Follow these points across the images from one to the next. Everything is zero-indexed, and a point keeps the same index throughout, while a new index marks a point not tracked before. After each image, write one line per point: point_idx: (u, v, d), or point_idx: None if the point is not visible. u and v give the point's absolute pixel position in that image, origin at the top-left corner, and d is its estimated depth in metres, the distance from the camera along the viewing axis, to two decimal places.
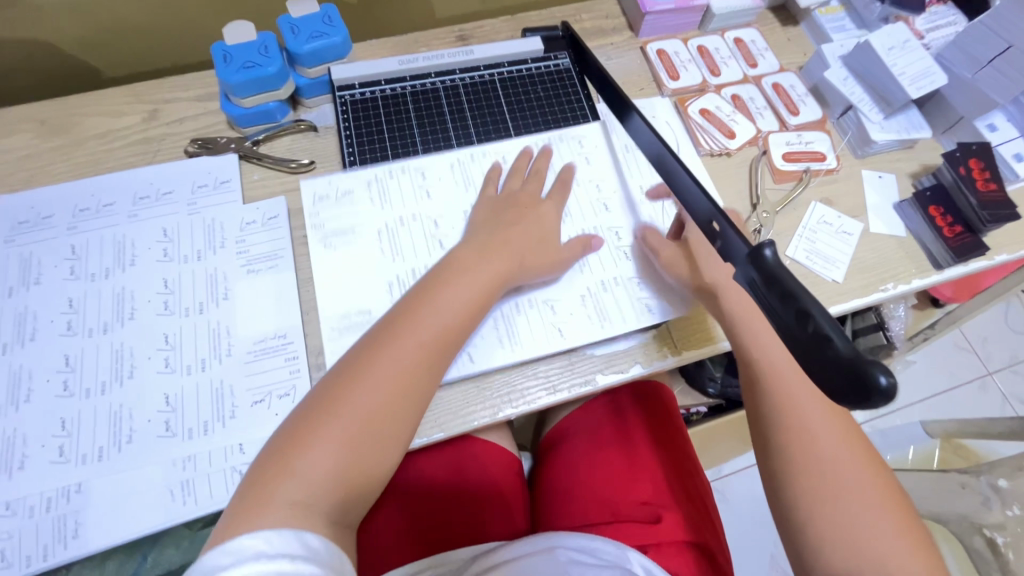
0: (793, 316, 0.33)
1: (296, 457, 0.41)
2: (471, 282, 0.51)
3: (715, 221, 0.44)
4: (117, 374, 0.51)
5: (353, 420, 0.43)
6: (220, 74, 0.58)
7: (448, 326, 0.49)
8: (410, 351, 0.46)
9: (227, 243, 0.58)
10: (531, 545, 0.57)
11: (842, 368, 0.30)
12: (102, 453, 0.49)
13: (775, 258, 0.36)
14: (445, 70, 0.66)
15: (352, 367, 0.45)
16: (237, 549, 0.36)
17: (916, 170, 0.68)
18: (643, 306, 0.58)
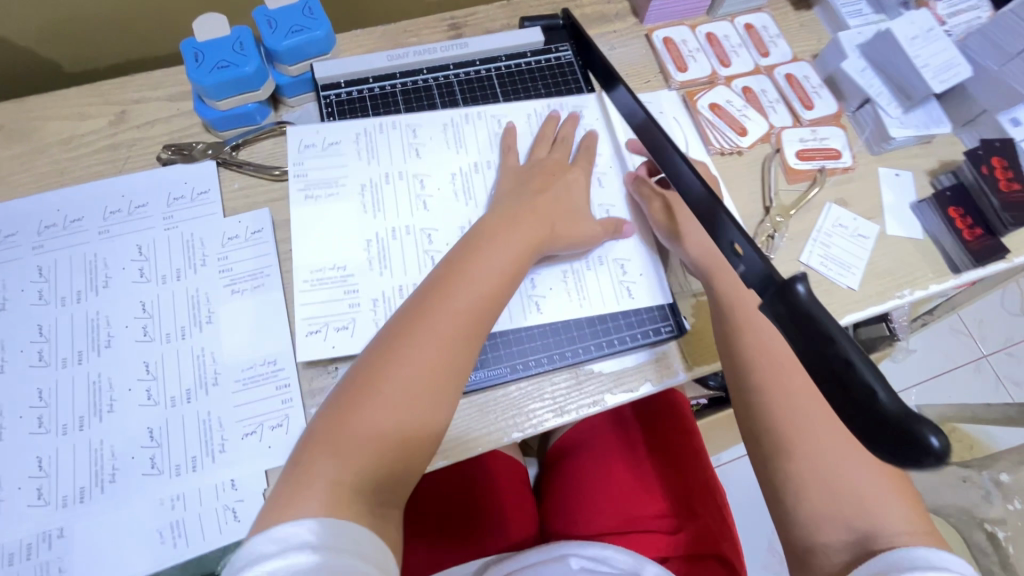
0: (832, 363, 0.30)
1: (338, 436, 0.41)
2: (505, 249, 0.50)
3: (737, 243, 0.40)
4: (95, 409, 0.48)
5: (391, 399, 0.43)
6: (191, 76, 0.53)
7: (485, 293, 0.48)
8: (448, 321, 0.46)
9: (208, 260, 0.53)
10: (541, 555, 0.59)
11: (890, 426, 0.28)
12: (84, 494, 0.46)
13: (809, 294, 0.33)
14: (438, 65, 0.62)
15: (392, 337, 0.45)
16: (283, 538, 0.35)
17: (935, 167, 0.65)
18: (624, 288, 0.56)
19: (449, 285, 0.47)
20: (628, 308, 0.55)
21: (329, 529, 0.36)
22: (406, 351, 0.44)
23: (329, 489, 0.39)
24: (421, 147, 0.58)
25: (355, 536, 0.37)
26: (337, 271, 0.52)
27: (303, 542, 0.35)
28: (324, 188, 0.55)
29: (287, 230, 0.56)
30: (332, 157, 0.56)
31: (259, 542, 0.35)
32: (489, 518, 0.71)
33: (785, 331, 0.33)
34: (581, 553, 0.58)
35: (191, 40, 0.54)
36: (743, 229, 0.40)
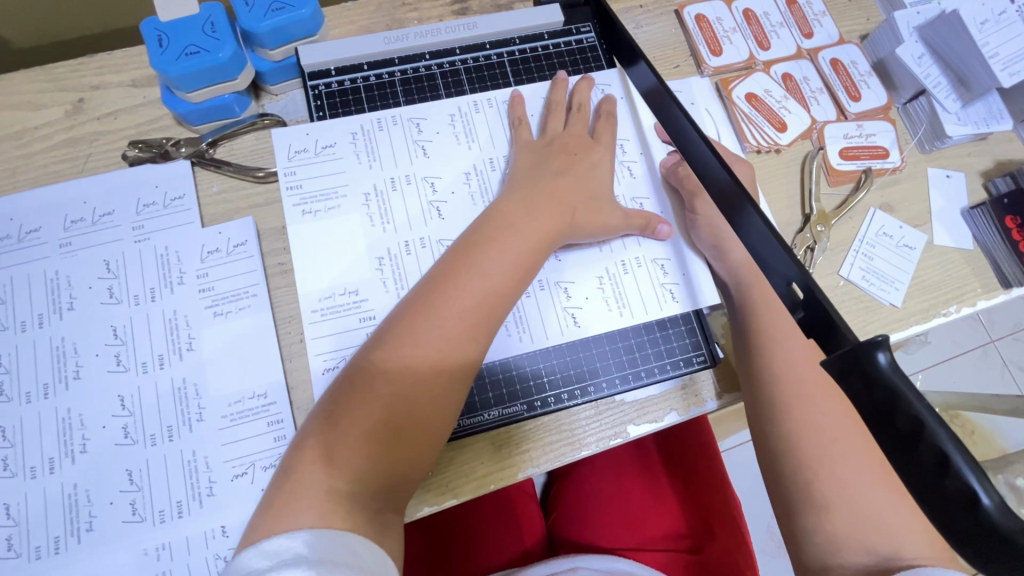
0: (923, 457, 0.26)
1: (333, 439, 0.37)
2: (517, 241, 0.43)
3: (794, 282, 0.35)
4: (66, 449, 0.43)
5: (393, 398, 0.38)
6: (156, 63, 0.45)
7: (494, 291, 0.42)
8: (453, 323, 0.40)
9: (186, 278, 0.48)
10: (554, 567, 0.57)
11: (996, 538, 0.24)
12: (59, 544, 0.42)
13: (892, 365, 0.28)
14: (442, 50, 0.54)
15: (389, 339, 0.40)
16: (275, 551, 0.32)
17: (989, 168, 0.59)
18: (666, 293, 0.50)
19: (458, 272, 0.42)
20: (656, 336, 0.50)
21: (325, 540, 0.33)
22: (411, 345, 0.39)
23: (323, 499, 0.35)
24: (427, 147, 0.51)
25: (355, 548, 0.34)
26: (349, 297, 0.46)
27: (296, 555, 0.32)
28: (322, 201, 0.48)
29: (274, 240, 0.50)
30: (325, 163, 0.49)
31: (249, 556, 0.32)
32: (500, 533, 0.66)
33: (859, 406, 0.29)
34: (591, 565, 0.56)
35: (153, 20, 0.46)
36: (802, 265, 0.34)
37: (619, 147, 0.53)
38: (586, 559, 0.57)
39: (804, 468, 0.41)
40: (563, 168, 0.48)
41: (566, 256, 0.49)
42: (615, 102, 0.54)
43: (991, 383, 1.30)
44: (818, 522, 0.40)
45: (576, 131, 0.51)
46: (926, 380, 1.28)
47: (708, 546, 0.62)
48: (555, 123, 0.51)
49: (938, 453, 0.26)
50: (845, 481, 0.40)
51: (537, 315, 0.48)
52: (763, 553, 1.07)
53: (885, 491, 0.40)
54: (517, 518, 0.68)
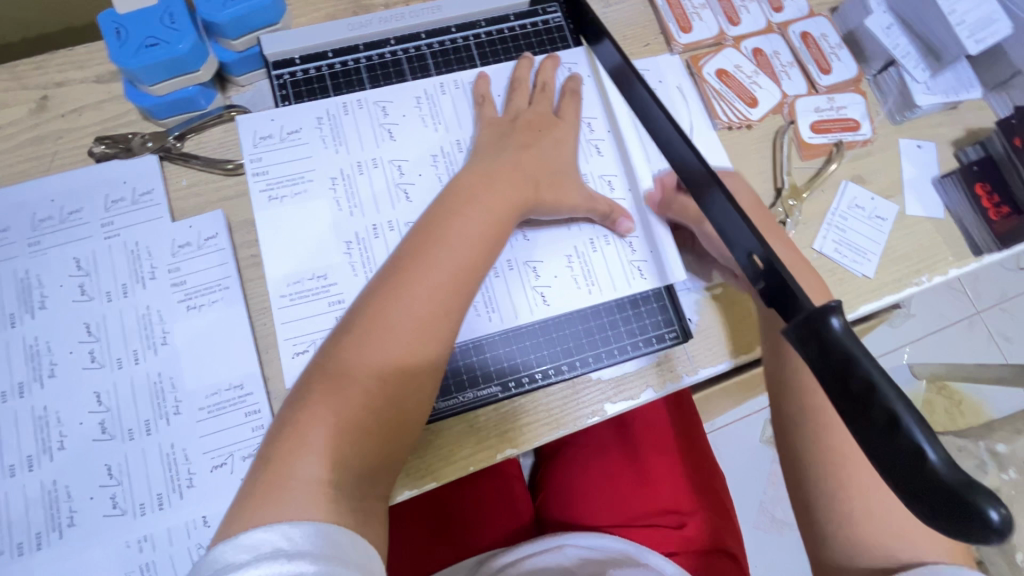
0: (872, 416, 0.27)
1: (317, 428, 0.37)
2: (482, 220, 0.44)
3: (754, 254, 0.35)
4: (43, 446, 0.43)
5: (371, 381, 0.39)
6: (115, 57, 0.45)
7: (463, 271, 0.42)
8: (424, 303, 0.41)
9: (158, 273, 0.48)
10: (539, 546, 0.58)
11: (943, 493, 0.24)
12: (41, 540, 0.42)
13: (845, 329, 0.29)
14: (407, 34, 0.53)
15: (362, 324, 0.40)
16: (253, 545, 0.32)
17: (960, 137, 0.59)
18: (635, 269, 0.50)
19: (427, 254, 0.42)
20: (627, 313, 0.50)
21: (305, 532, 0.33)
22: (386, 328, 0.40)
23: (317, 487, 0.36)
24: (394, 132, 0.50)
25: (334, 538, 0.34)
26: (317, 282, 0.47)
27: (273, 549, 0.32)
28: (290, 186, 0.48)
29: (246, 232, 0.50)
30: (291, 149, 0.49)
31: (225, 549, 0.31)
32: (487, 517, 0.67)
33: (817, 371, 0.29)
34: (578, 543, 0.57)
35: (111, 12, 0.46)
36: (761, 236, 0.35)
37: (586, 126, 0.53)
38: (573, 537, 0.58)
39: None
40: (527, 145, 0.48)
41: (535, 235, 0.50)
42: (580, 80, 0.53)
43: (978, 354, 1.31)
44: None
45: (540, 109, 0.50)
46: (914, 353, 1.30)
47: (690, 523, 0.64)
48: (519, 101, 0.51)
49: (887, 411, 0.26)
50: None
51: (507, 293, 0.48)
52: (755, 527, 1.09)
53: None
54: (504, 499, 0.69)
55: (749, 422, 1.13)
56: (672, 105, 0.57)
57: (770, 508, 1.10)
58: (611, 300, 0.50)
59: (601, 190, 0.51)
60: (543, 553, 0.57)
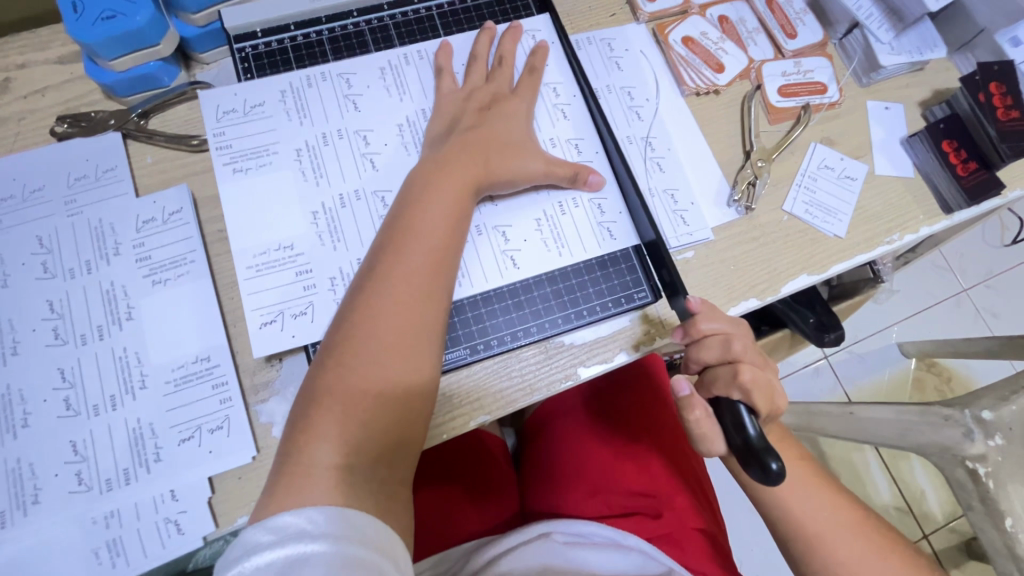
0: None
1: (332, 416, 0.37)
2: (451, 194, 0.45)
3: None
4: (7, 425, 0.43)
5: (372, 367, 0.39)
6: (71, 30, 0.45)
7: (440, 243, 0.43)
8: (405, 278, 0.41)
9: (122, 249, 0.47)
10: (527, 535, 0.56)
11: (751, 447, 0.39)
12: (4, 519, 0.41)
13: None
14: (369, 6, 0.53)
15: (353, 305, 0.41)
16: (280, 527, 0.32)
17: (927, 98, 0.60)
18: (605, 231, 0.50)
19: (401, 237, 0.43)
20: (597, 275, 0.50)
21: (333, 516, 0.33)
22: (373, 312, 0.40)
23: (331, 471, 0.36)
24: (361, 104, 0.50)
25: (358, 523, 0.33)
26: (283, 251, 0.46)
27: (301, 531, 0.31)
28: (254, 158, 0.48)
29: (212, 208, 0.50)
30: (256, 122, 0.48)
31: (254, 530, 0.31)
32: (465, 504, 0.67)
33: None
34: (566, 530, 0.56)
35: None
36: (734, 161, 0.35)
37: (551, 91, 0.53)
38: (559, 525, 0.57)
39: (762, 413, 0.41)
40: (481, 121, 0.49)
41: (502, 202, 0.49)
42: (543, 49, 0.53)
43: (967, 331, 1.31)
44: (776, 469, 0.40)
45: (498, 84, 0.51)
46: (902, 332, 1.29)
47: (667, 510, 0.62)
48: (477, 74, 0.51)
49: None
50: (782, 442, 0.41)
51: (471, 256, 0.48)
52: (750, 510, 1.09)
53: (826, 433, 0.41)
54: (487, 487, 0.69)
55: None
56: (636, 74, 0.57)
57: None
58: (582, 262, 0.50)
59: (568, 154, 0.51)
60: (534, 542, 0.54)
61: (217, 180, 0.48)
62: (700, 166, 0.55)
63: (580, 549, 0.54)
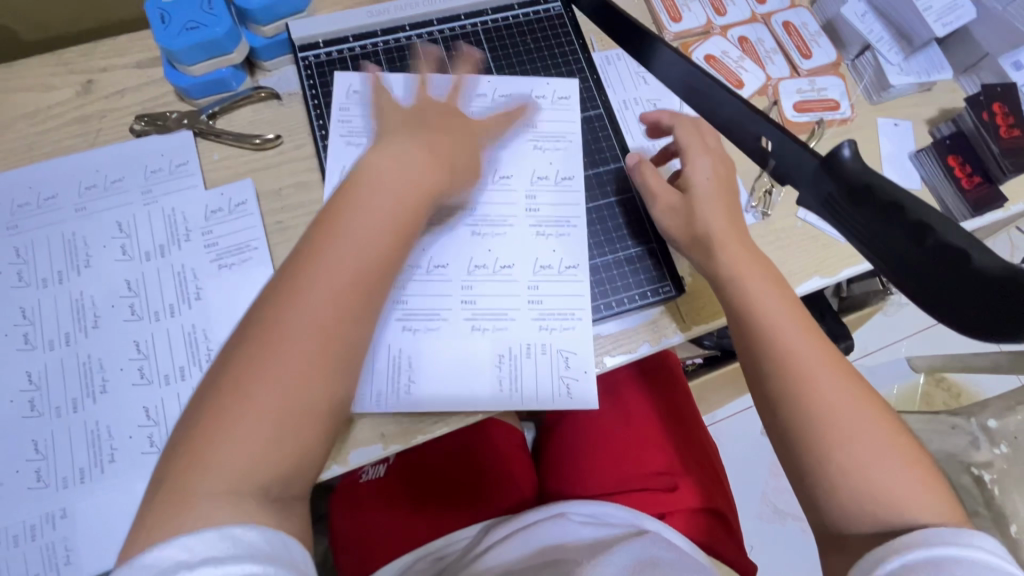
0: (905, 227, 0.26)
1: (254, 405, 0.35)
2: (396, 186, 0.43)
3: (765, 138, 0.34)
4: (88, 390, 0.47)
5: (297, 359, 0.36)
6: (158, 38, 0.50)
7: (388, 227, 0.41)
8: (347, 265, 0.39)
9: (192, 235, 0.52)
10: (542, 513, 0.60)
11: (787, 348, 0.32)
12: (84, 474, 0.45)
13: (855, 156, 0.28)
14: (420, 21, 0.59)
15: (290, 282, 0.38)
16: (155, 562, 0.29)
17: (935, 116, 0.64)
18: (564, 103, 0.58)
19: (338, 220, 0.40)
20: (626, 269, 0.54)
21: (228, 539, 0.31)
22: (303, 296, 0.38)
23: (232, 474, 0.33)
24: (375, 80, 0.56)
25: (255, 541, 0.32)
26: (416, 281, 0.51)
27: (185, 562, 0.29)
28: (237, 255, 0.52)
29: (272, 202, 0.54)
30: (238, 221, 0.53)
31: (127, 567, 0.29)
32: (483, 490, 0.70)
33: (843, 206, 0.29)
34: (579, 510, 0.60)
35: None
36: (771, 120, 0.34)
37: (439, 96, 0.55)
38: (574, 505, 0.61)
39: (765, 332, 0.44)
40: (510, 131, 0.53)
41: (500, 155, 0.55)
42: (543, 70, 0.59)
43: (975, 346, 1.33)
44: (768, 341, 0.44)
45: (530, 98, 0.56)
46: (911, 346, 1.31)
47: (680, 487, 0.65)
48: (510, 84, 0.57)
49: (920, 225, 0.26)
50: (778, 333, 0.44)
51: (457, 252, 0.52)
52: (758, 516, 1.11)
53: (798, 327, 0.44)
54: (508, 472, 0.72)
55: (752, 414, 1.16)
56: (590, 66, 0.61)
57: (773, 499, 1.12)
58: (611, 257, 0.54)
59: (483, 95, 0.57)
60: (547, 521, 0.58)
61: (208, 281, 0.51)
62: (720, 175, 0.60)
63: (591, 527, 0.57)
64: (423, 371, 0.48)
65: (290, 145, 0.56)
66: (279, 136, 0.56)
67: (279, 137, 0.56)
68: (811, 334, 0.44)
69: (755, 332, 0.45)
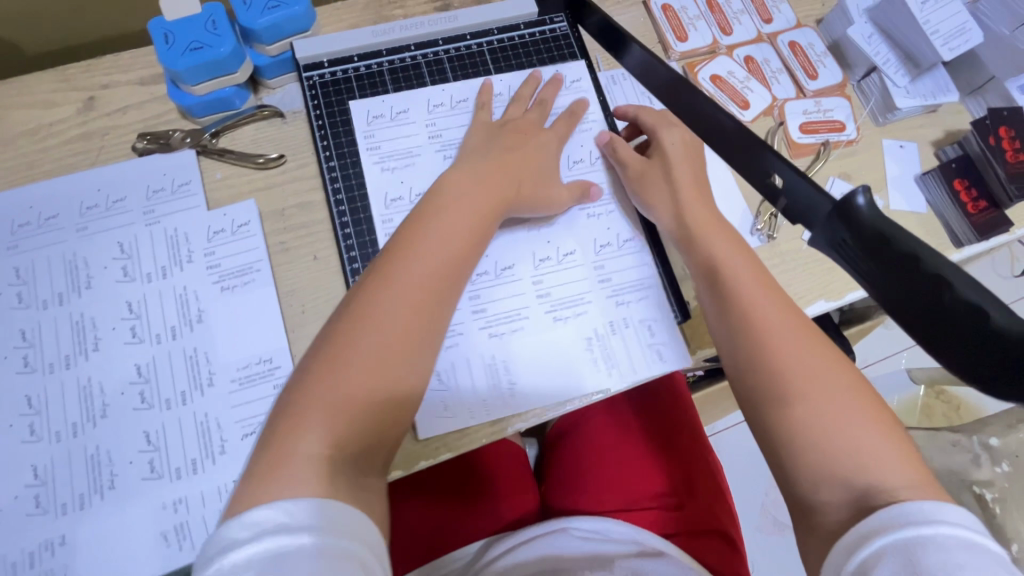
0: (916, 279, 0.25)
1: (338, 397, 0.38)
2: (470, 202, 0.48)
3: (774, 174, 0.35)
4: (88, 414, 0.47)
5: (377, 352, 0.40)
6: (162, 58, 0.50)
7: (463, 236, 0.46)
8: (425, 271, 0.43)
9: (194, 257, 0.51)
10: (543, 528, 0.59)
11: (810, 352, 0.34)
12: (83, 501, 0.45)
13: (870, 205, 0.28)
14: (425, 41, 0.59)
15: (372, 285, 0.42)
16: (255, 522, 0.32)
17: (940, 138, 0.63)
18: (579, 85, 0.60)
19: (421, 227, 0.46)
20: (642, 284, 0.55)
21: (315, 509, 0.33)
22: (384, 298, 0.41)
23: (317, 463, 0.35)
24: (396, 103, 0.57)
25: (334, 514, 0.33)
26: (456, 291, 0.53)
27: (279, 525, 0.31)
28: (240, 277, 0.51)
29: (275, 222, 0.54)
30: (241, 242, 0.52)
31: (232, 527, 0.31)
32: (486, 507, 0.69)
33: (856, 257, 0.29)
34: (580, 525, 0.59)
35: (160, 20, 0.51)
36: (783, 159, 0.34)
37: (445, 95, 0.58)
38: (574, 521, 0.60)
39: (750, 326, 0.44)
40: (516, 142, 0.54)
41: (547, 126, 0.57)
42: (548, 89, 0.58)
43: None
44: (749, 337, 0.44)
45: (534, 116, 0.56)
46: (911, 357, 1.30)
47: (687, 508, 0.65)
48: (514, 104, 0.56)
49: (933, 279, 0.25)
50: (757, 324, 0.44)
51: (519, 250, 0.54)
52: (757, 527, 1.11)
53: (778, 314, 0.44)
54: (511, 488, 0.71)
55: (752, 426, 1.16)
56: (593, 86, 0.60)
57: (773, 511, 1.12)
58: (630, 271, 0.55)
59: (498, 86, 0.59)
60: (547, 535, 0.58)
61: (208, 303, 0.50)
62: (725, 197, 0.59)
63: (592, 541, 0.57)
64: (519, 365, 0.51)
65: (293, 164, 0.56)
66: (283, 155, 0.55)
67: (282, 157, 0.55)
68: (800, 329, 0.44)
69: (743, 328, 0.44)
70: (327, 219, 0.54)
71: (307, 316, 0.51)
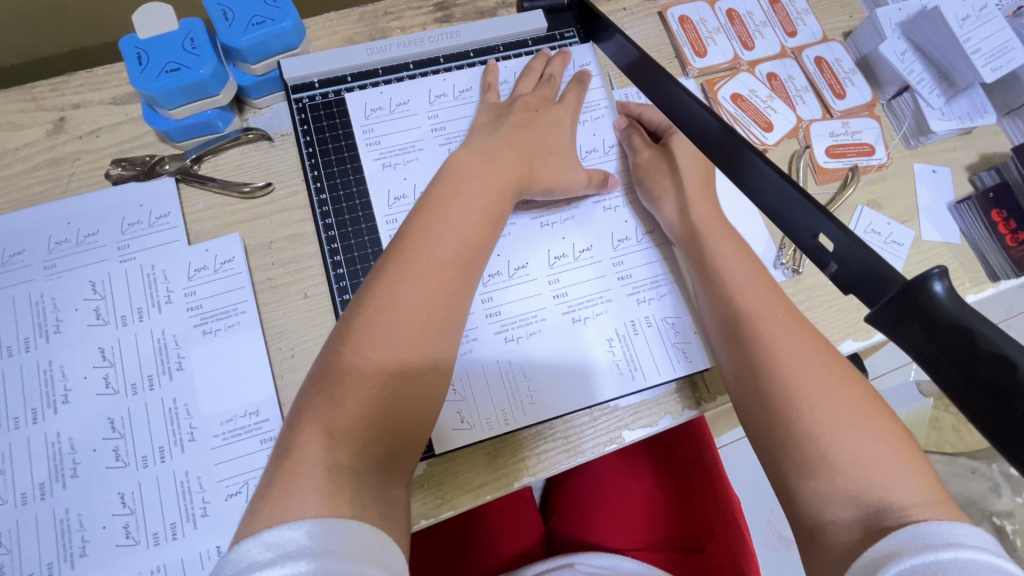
0: (1011, 388, 0.22)
1: (352, 405, 0.34)
2: (473, 199, 0.44)
3: (820, 233, 0.31)
4: (56, 474, 0.43)
5: (391, 355, 0.36)
6: (135, 81, 0.45)
7: (466, 240, 0.42)
8: (431, 279, 0.39)
9: (173, 297, 0.47)
10: (549, 564, 0.56)
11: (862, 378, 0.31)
12: (51, 570, 0.41)
13: (949, 294, 0.24)
14: (425, 58, 0.55)
15: (377, 289, 0.38)
16: (277, 543, 0.27)
17: (975, 162, 0.59)
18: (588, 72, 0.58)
19: (429, 221, 0.41)
20: (662, 297, 0.52)
21: (330, 530, 0.28)
22: (394, 300, 0.38)
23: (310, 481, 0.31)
24: (395, 95, 0.54)
25: (352, 534, 0.29)
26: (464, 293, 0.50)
27: (298, 548, 0.27)
28: (223, 319, 0.47)
29: (262, 256, 0.50)
30: (224, 280, 0.48)
31: (248, 546, 0.27)
32: (488, 547, 0.65)
33: (925, 351, 0.25)
34: (589, 561, 0.55)
35: (131, 38, 0.46)
36: (830, 215, 0.31)
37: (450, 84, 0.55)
38: (584, 556, 0.56)
39: (768, 343, 0.40)
40: (524, 121, 0.51)
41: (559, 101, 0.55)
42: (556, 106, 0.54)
43: None
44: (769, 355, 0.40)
45: (541, 96, 0.53)
46: None
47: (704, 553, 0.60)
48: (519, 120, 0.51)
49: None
50: (773, 341, 0.40)
51: (533, 249, 0.52)
52: (763, 546, 1.08)
53: (792, 330, 0.41)
54: (514, 526, 0.68)
55: None
56: (608, 94, 0.57)
57: (780, 529, 1.09)
58: (648, 277, 0.52)
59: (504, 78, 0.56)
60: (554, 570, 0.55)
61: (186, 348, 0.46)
62: (747, 226, 0.55)
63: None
64: (539, 371, 0.48)
65: (282, 193, 0.51)
66: (270, 183, 0.51)
67: (270, 185, 0.51)
68: (818, 346, 0.39)
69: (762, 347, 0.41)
70: (318, 254, 0.50)
71: (297, 360, 0.47)
